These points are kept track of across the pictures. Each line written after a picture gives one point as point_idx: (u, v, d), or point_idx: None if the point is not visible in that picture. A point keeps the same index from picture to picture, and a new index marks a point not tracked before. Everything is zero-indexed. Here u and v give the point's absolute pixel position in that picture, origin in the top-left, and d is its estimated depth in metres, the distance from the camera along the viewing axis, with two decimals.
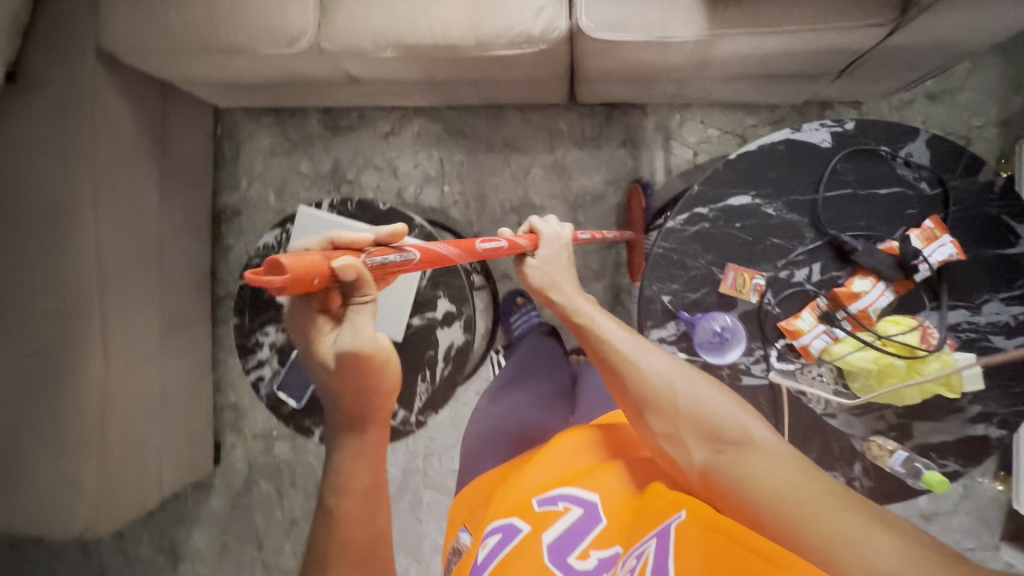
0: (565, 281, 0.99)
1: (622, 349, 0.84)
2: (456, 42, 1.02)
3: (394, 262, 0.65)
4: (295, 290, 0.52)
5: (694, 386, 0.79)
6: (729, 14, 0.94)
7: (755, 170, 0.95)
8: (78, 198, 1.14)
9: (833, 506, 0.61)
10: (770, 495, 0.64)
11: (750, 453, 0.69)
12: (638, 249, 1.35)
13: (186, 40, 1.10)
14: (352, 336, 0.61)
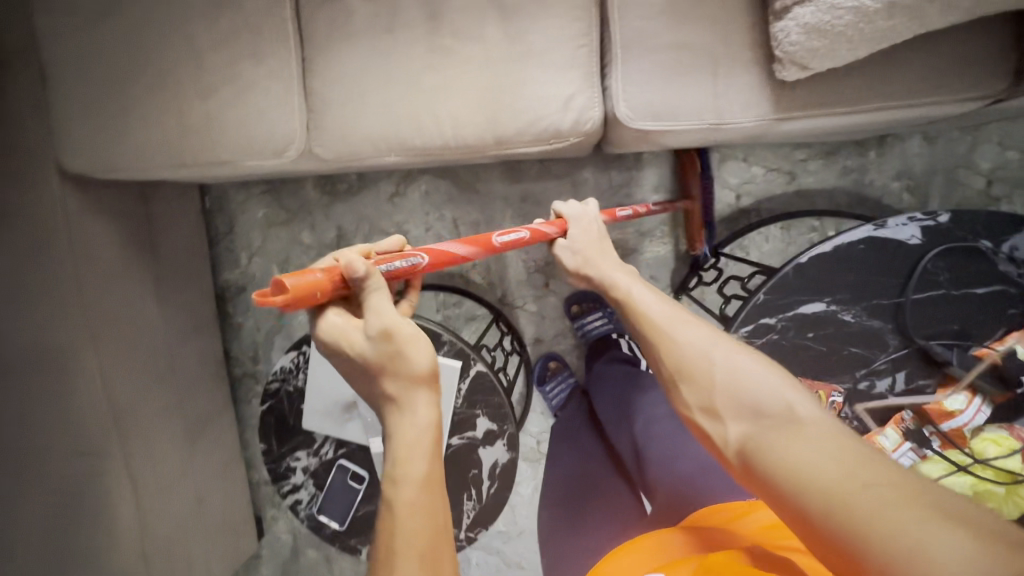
0: (608, 262, 0.82)
1: (659, 320, 0.70)
2: (470, 142, 0.88)
3: (410, 268, 0.66)
4: (299, 305, 0.55)
5: (733, 352, 0.64)
6: (796, 96, 0.79)
7: (829, 273, 0.84)
8: (77, 341, 1.08)
9: (899, 495, 0.47)
10: (819, 478, 0.50)
11: (796, 436, 0.55)
12: (698, 216, 1.23)
13: (156, 156, 0.96)
14: (381, 321, 0.57)
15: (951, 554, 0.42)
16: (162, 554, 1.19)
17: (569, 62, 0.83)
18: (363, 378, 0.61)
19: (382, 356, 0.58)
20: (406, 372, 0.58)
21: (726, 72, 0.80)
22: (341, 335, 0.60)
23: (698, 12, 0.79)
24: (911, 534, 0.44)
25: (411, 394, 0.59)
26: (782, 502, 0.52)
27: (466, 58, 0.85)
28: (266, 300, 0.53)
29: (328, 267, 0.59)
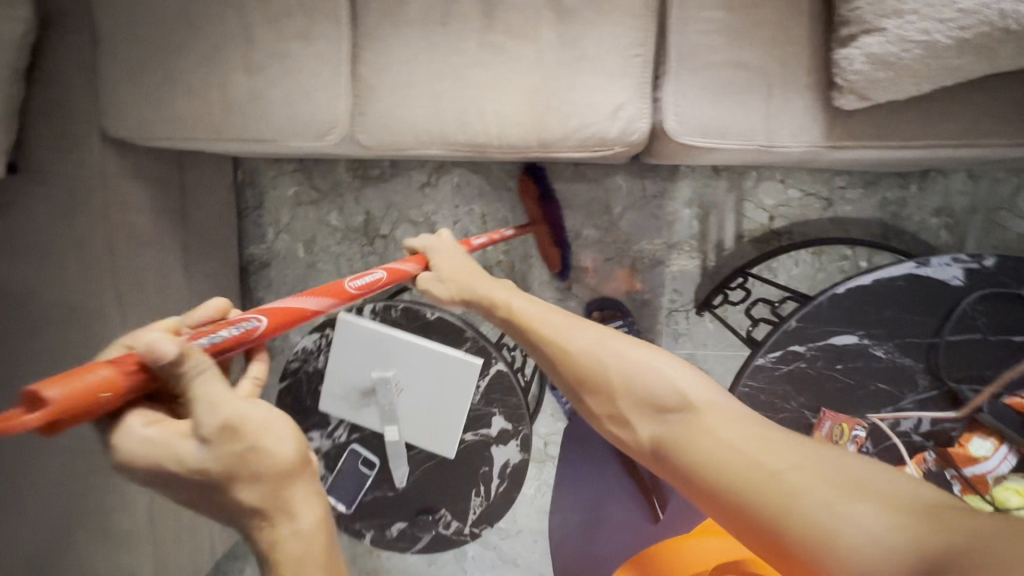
0: (488, 277, 0.83)
1: (540, 327, 0.72)
2: (514, 142, 0.87)
3: (243, 335, 0.58)
4: (69, 415, 0.43)
5: (625, 349, 0.68)
6: (852, 125, 0.77)
7: (865, 307, 0.83)
8: (105, 303, 1.09)
9: (808, 477, 0.51)
10: (730, 469, 0.54)
11: (697, 426, 0.59)
12: (542, 240, 1.33)
13: (198, 128, 0.96)
14: (213, 415, 0.46)
15: (864, 532, 0.45)
16: (169, 520, 1.22)
17: (622, 69, 0.82)
18: (205, 493, 0.49)
19: (218, 459, 0.47)
20: (261, 471, 0.48)
21: (782, 95, 0.78)
22: (157, 445, 0.47)
23: (760, 31, 0.78)
24: (823, 514, 0.48)
25: (284, 500, 0.50)
26: (704, 497, 0.56)
27: (518, 57, 0.84)
28: (8, 425, 0.40)
29: (116, 359, 0.47)
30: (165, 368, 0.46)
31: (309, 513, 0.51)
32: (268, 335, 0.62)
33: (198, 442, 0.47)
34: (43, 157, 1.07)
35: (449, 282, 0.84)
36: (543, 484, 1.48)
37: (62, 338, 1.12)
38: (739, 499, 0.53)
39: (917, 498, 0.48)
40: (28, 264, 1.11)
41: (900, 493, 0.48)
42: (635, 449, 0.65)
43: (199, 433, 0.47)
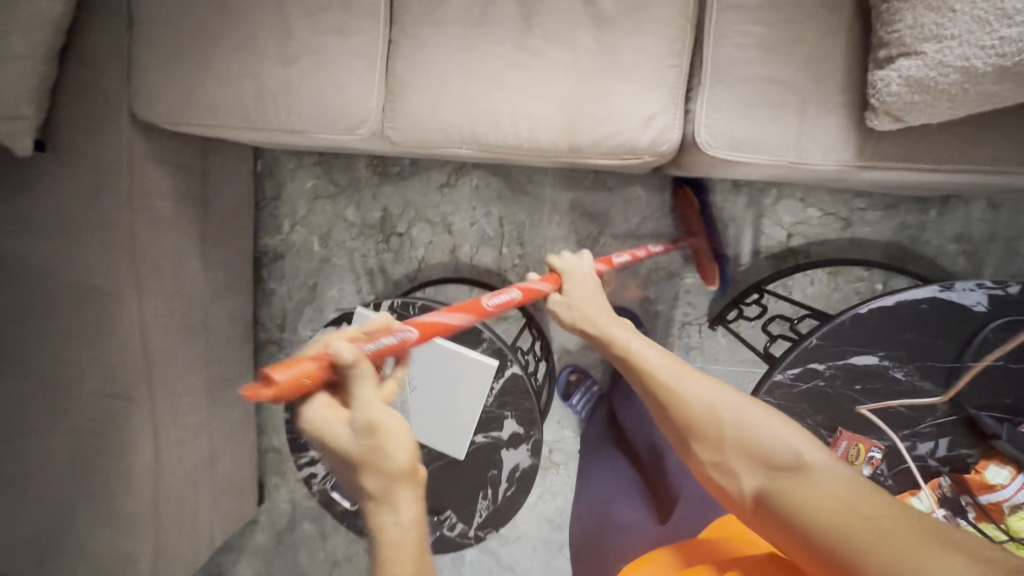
0: (602, 309, 0.84)
1: (658, 371, 0.72)
2: (544, 146, 0.87)
3: (399, 344, 0.64)
4: (285, 398, 0.53)
5: (743, 402, 0.68)
6: (883, 146, 0.78)
7: (887, 328, 0.83)
8: (123, 286, 1.10)
9: (924, 540, 0.50)
10: (840, 524, 0.54)
11: (813, 484, 0.59)
12: (699, 253, 1.26)
13: (227, 116, 0.97)
14: (367, 416, 0.53)
15: None
16: (172, 508, 1.22)
17: (657, 80, 0.83)
18: (347, 473, 0.57)
19: (366, 452, 0.54)
20: (390, 469, 0.55)
21: (815, 113, 0.78)
22: (327, 432, 0.55)
23: (796, 50, 0.78)
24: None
25: (393, 495, 0.56)
26: (804, 548, 0.56)
27: (553, 63, 0.85)
28: (256, 392, 0.51)
29: (316, 353, 0.55)
30: (347, 368, 0.54)
31: (408, 508, 0.56)
32: (418, 345, 0.68)
33: (353, 432, 0.54)
34: (71, 138, 1.07)
35: (569, 313, 0.85)
36: (545, 491, 1.47)
37: (77, 318, 1.13)
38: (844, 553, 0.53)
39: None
40: (48, 243, 1.11)
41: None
42: (735, 497, 0.65)
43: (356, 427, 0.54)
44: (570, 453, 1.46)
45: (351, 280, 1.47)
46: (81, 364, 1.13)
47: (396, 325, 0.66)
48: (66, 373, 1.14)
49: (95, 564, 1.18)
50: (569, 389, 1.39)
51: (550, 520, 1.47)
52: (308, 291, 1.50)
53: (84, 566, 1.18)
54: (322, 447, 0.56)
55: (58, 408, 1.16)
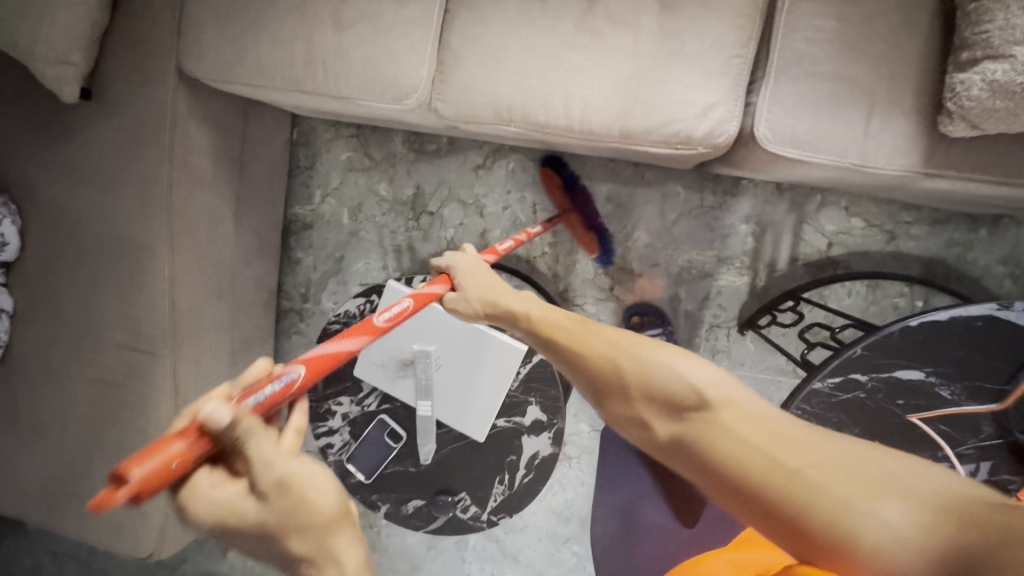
0: (500, 286, 0.82)
1: (563, 338, 0.68)
2: (595, 129, 0.85)
3: (288, 386, 0.55)
4: (154, 490, 0.45)
5: (642, 349, 0.61)
6: (953, 154, 0.75)
7: (936, 344, 0.81)
8: (157, 242, 1.10)
9: (828, 475, 0.46)
10: (753, 467, 0.48)
11: (718, 425, 0.52)
12: (575, 227, 1.33)
13: (275, 77, 0.96)
14: (276, 475, 0.48)
15: (897, 531, 0.43)
16: None
17: (720, 70, 0.80)
18: (263, 545, 0.50)
19: (280, 514, 0.49)
20: (311, 524, 0.50)
21: (884, 115, 0.76)
22: (228, 508, 0.49)
23: (871, 48, 0.76)
24: (854, 512, 0.44)
25: (328, 543, 0.51)
26: (719, 490, 0.51)
27: (614, 45, 0.83)
28: (102, 502, 0.41)
29: (184, 429, 0.47)
30: (229, 430, 0.47)
31: (346, 552, 0.52)
32: (315, 380, 0.59)
33: (259, 501, 0.49)
34: (120, 89, 1.08)
35: (469, 298, 0.81)
36: (555, 483, 1.45)
37: (109, 270, 1.13)
38: (757, 496, 0.48)
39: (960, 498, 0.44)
40: (87, 192, 1.12)
41: (937, 491, 0.44)
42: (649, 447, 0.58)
43: (261, 495, 0.48)
44: (584, 447, 1.44)
45: (378, 256, 1.46)
46: (109, 317, 1.14)
47: (279, 367, 0.57)
48: (94, 323, 1.15)
49: (108, 516, 1.19)
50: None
51: (557, 512, 1.46)
52: (333, 264, 1.50)
53: (95, 517, 1.19)
54: (221, 524, 0.49)
55: (83, 360, 1.16)
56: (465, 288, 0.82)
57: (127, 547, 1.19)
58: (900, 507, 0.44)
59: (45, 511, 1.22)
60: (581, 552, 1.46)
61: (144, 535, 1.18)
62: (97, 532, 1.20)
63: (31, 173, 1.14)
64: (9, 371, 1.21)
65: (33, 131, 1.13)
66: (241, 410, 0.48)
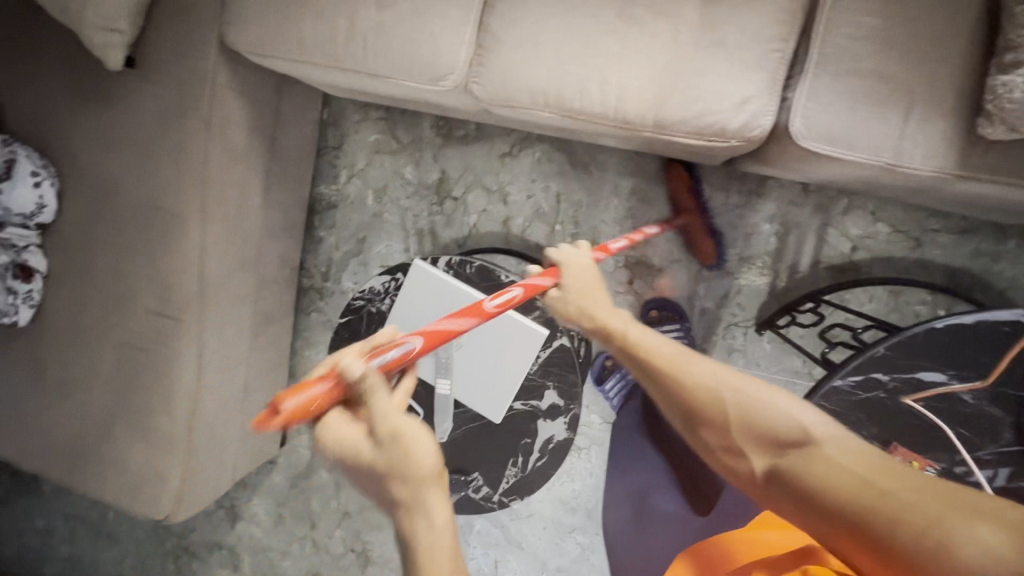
0: (599, 294, 0.84)
1: (661, 358, 0.71)
2: (630, 117, 0.86)
3: (403, 355, 0.66)
4: (296, 421, 0.60)
5: (738, 379, 0.68)
6: (990, 157, 0.75)
7: (959, 346, 0.82)
8: (190, 210, 1.13)
9: (921, 502, 0.54)
10: (853, 495, 0.57)
11: (822, 458, 0.60)
12: (699, 232, 1.29)
13: (315, 52, 0.97)
14: (387, 423, 0.60)
15: (989, 553, 0.49)
16: (204, 433, 1.25)
17: (758, 63, 0.81)
18: (377, 485, 0.62)
19: (390, 458, 0.59)
20: (411, 473, 0.59)
21: (921, 115, 0.76)
22: (352, 443, 0.62)
23: (912, 47, 0.76)
24: (947, 533, 0.51)
25: (423, 497, 0.59)
26: (822, 519, 0.59)
27: (653, 34, 0.83)
28: (264, 420, 0.57)
29: (324, 377, 0.62)
30: (358, 379, 0.61)
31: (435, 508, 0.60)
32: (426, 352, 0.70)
33: (374, 444, 0.61)
34: (164, 60, 1.11)
35: (569, 305, 0.84)
36: (563, 473, 1.46)
37: (141, 236, 1.16)
38: (864, 525, 0.55)
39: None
40: (125, 159, 1.14)
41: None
42: (748, 481, 0.66)
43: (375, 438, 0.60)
44: (594, 438, 1.45)
45: (400, 238, 1.48)
46: (139, 281, 1.17)
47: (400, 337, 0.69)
48: (123, 287, 1.18)
49: (127, 476, 1.22)
50: (603, 374, 1.38)
51: (563, 502, 1.47)
52: (355, 244, 1.52)
53: (114, 477, 1.22)
54: (346, 458, 0.62)
55: (112, 322, 1.19)
56: (567, 291, 0.84)
57: (143, 508, 1.22)
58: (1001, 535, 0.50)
59: (66, 468, 1.25)
60: (585, 542, 1.47)
61: (161, 496, 1.21)
62: (115, 492, 1.23)
63: (71, 138, 1.17)
64: (39, 330, 1.24)
65: (76, 97, 1.16)
66: (369, 367, 0.61)
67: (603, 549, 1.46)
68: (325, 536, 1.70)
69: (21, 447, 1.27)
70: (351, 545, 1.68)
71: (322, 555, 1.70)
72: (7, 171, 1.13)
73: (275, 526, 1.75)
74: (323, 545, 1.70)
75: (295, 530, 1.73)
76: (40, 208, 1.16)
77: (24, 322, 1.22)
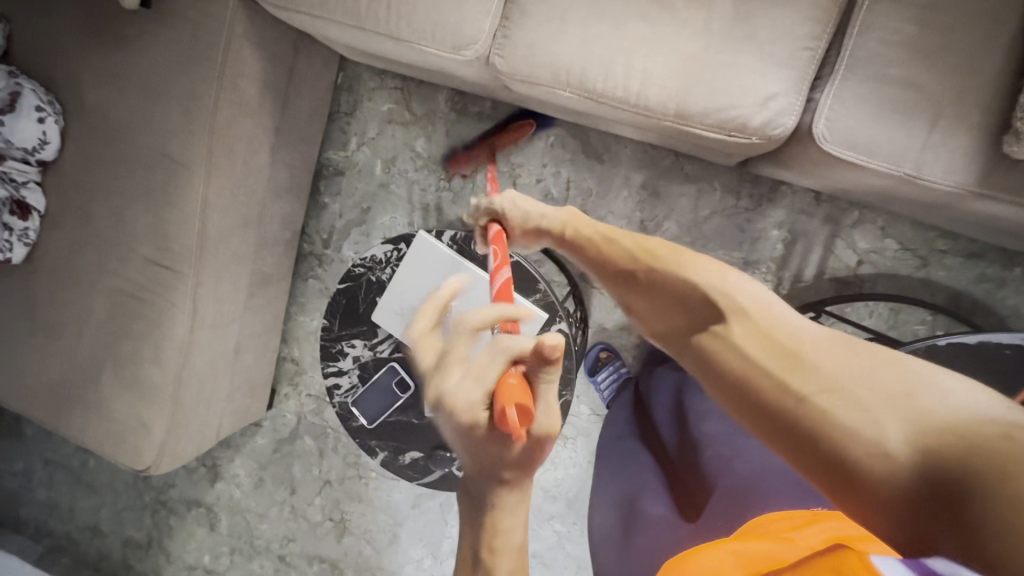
0: (537, 205, 0.91)
1: (603, 248, 0.76)
2: (651, 105, 0.84)
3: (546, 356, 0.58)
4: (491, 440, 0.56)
5: (669, 259, 0.66)
6: (1011, 177, 0.74)
7: (959, 365, 0.82)
8: (196, 162, 1.11)
9: (825, 393, 0.44)
10: (747, 371, 0.49)
11: (725, 336, 0.53)
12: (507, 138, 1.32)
13: (336, 8, 0.95)
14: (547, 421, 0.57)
15: (882, 451, 0.39)
16: (192, 388, 1.24)
17: (787, 61, 0.79)
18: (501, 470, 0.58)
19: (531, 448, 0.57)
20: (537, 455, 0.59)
21: (948, 126, 0.75)
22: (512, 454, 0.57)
23: (946, 55, 0.74)
24: (842, 429, 0.42)
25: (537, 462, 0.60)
26: (712, 387, 0.53)
27: (683, 20, 0.82)
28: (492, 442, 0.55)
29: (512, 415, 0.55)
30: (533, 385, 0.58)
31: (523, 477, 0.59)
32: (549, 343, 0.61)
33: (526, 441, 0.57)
34: (182, 4, 1.08)
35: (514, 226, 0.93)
36: (548, 460, 1.46)
37: (144, 182, 1.14)
38: (745, 398, 0.48)
39: (975, 422, 0.38)
40: (133, 102, 1.12)
41: (951, 412, 0.39)
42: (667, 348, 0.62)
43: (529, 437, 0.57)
44: (581, 429, 1.45)
45: (405, 212, 1.46)
46: (137, 229, 1.15)
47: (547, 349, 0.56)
48: (120, 233, 1.16)
49: (109, 425, 1.21)
50: (596, 365, 1.39)
51: (545, 490, 1.47)
52: (358, 213, 1.50)
53: (97, 424, 1.22)
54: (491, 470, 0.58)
55: (106, 268, 1.18)
56: (507, 216, 0.93)
57: (126, 457, 1.22)
58: (894, 423, 0.40)
59: (50, 411, 1.24)
60: (562, 531, 1.48)
61: (144, 448, 1.21)
62: (96, 439, 1.22)
63: (80, 76, 1.14)
64: (33, 269, 1.22)
65: (87, 33, 1.13)
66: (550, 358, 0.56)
67: (578, 539, 1.47)
68: (304, 503, 1.70)
69: (5, 386, 1.26)
70: (329, 513, 1.68)
71: (300, 521, 1.71)
72: (10, 103, 1.10)
73: (255, 488, 1.75)
74: (302, 512, 1.71)
75: (274, 495, 1.73)
76: (42, 144, 1.14)
77: (18, 260, 1.21)
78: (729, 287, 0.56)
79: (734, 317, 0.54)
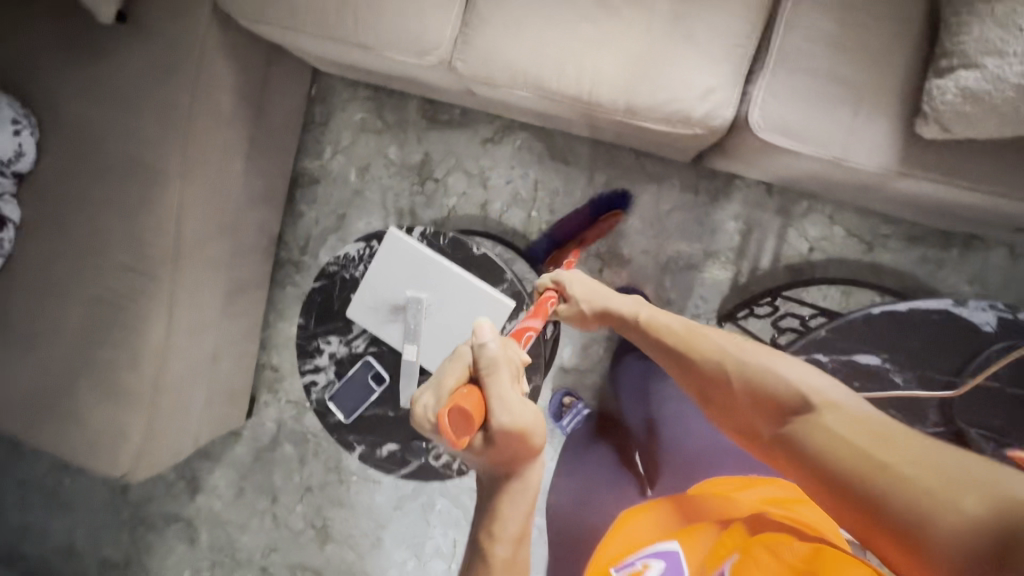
0: (606, 291, 1.00)
1: (682, 332, 0.84)
2: (602, 101, 0.91)
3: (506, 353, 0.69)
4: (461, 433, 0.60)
5: (750, 351, 0.75)
6: (925, 156, 0.81)
7: (895, 331, 0.87)
8: (171, 168, 1.14)
9: (912, 471, 0.50)
10: (838, 453, 0.55)
11: (818, 423, 0.59)
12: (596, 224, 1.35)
13: (305, 19, 1.00)
14: (507, 412, 0.61)
15: (968, 525, 0.45)
16: (169, 392, 1.25)
17: (724, 57, 0.86)
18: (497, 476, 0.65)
19: (502, 441, 0.62)
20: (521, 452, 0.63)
21: (868, 112, 0.82)
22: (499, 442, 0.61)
23: (863, 49, 0.82)
24: (929, 504, 0.48)
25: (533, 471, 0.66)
26: (802, 472, 0.59)
27: (627, 22, 0.88)
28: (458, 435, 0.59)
29: (465, 399, 0.60)
30: (488, 369, 0.64)
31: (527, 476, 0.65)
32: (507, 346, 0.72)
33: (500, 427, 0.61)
34: (157, 20, 1.13)
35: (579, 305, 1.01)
36: None
37: (119, 191, 1.17)
38: (831, 475, 0.55)
39: None
40: (109, 112, 1.16)
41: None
42: (755, 443, 0.67)
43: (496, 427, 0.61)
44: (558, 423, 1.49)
45: (380, 216, 1.51)
46: (113, 237, 1.18)
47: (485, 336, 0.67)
48: (95, 241, 1.18)
49: (83, 433, 1.21)
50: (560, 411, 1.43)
51: None
52: (335, 219, 1.54)
53: (72, 434, 1.22)
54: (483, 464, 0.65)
55: (81, 276, 1.20)
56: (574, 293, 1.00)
57: (102, 465, 1.22)
58: (975, 497, 0.46)
59: (25, 422, 1.23)
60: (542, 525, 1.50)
61: (120, 455, 1.21)
62: (70, 447, 1.22)
63: (55, 89, 1.18)
64: (7, 278, 1.23)
65: (63, 49, 1.17)
66: (497, 348, 0.65)
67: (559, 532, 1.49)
68: (286, 512, 1.70)
69: None
70: (311, 521, 1.68)
71: (281, 530, 1.71)
72: None
73: (235, 499, 1.74)
74: (283, 521, 1.70)
75: (255, 504, 1.72)
76: (18, 155, 1.16)
77: None
78: (808, 381, 0.64)
79: (815, 404, 0.62)
